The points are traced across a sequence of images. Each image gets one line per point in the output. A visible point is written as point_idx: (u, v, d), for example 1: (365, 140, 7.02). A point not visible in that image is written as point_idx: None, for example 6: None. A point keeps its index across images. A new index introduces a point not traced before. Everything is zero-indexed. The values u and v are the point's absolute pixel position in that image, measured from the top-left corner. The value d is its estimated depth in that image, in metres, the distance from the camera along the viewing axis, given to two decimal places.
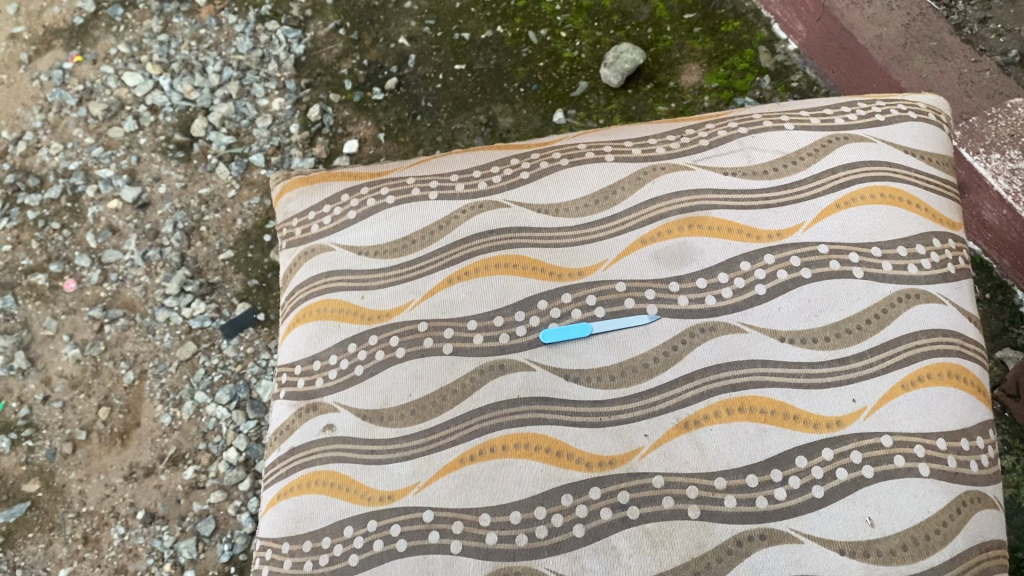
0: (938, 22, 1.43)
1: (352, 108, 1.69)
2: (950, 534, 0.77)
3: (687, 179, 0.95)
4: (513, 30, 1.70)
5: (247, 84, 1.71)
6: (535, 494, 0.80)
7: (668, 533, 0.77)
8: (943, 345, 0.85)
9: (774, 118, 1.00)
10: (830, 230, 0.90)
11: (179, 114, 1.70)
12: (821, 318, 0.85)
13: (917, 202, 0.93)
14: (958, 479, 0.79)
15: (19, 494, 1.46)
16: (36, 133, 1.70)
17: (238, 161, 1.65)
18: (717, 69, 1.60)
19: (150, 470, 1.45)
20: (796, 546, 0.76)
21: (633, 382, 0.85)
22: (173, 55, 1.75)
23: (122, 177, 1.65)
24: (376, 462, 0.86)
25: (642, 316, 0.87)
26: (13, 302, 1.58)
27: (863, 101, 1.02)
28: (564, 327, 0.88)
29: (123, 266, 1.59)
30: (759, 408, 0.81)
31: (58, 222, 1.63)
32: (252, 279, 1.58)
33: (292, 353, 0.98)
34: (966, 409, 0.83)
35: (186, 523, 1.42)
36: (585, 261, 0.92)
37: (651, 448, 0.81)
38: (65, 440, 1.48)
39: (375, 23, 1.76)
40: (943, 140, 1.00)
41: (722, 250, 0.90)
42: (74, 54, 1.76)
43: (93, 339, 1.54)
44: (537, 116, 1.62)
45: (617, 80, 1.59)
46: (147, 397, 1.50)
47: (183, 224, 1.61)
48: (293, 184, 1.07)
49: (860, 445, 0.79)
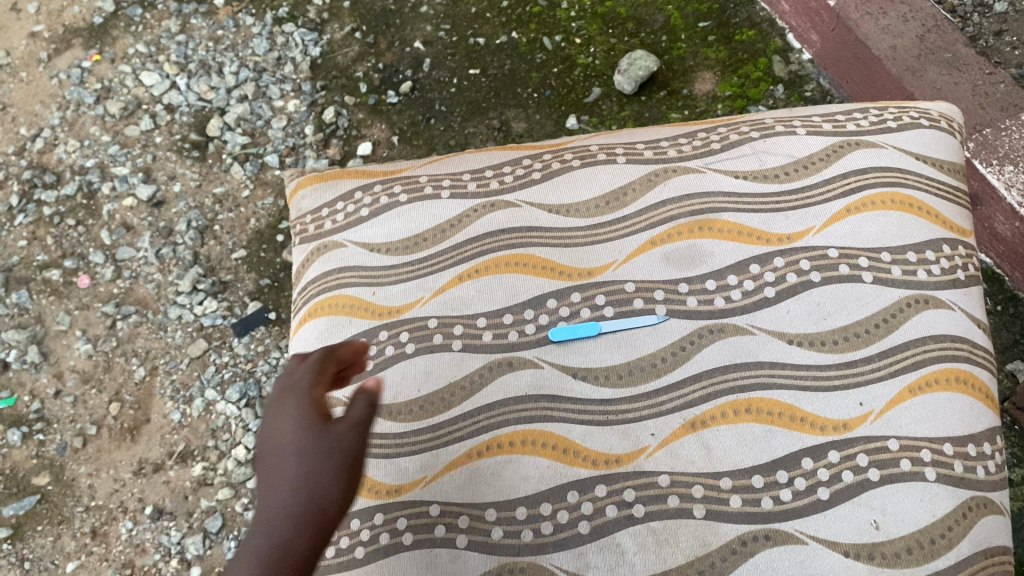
0: (952, 34, 1.42)
1: (367, 111, 1.69)
2: (955, 538, 0.77)
3: (699, 181, 0.95)
4: (528, 36, 1.71)
5: (263, 85, 1.72)
6: (541, 490, 0.81)
7: (674, 531, 0.77)
8: (951, 350, 0.85)
9: (786, 122, 1.00)
10: (840, 235, 0.90)
11: (195, 114, 1.71)
12: (829, 322, 0.86)
13: (928, 209, 0.93)
14: (964, 484, 0.79)
15: (28, 487, 1.47)
16: (53, 130, 1.72)
17: (253, 161, 1.66)
18: (731, 77, 1.60)
19: (158, 466, 1.46)
20: (801, 546, 0.76)
21: (641, 381, 0.85)
22: (190, 56, 1.77)
23: (138, 175, 1.66)
24: (383, 455, 0.87)
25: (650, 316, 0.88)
26: (27, 297, 1.59)
27: (876, 107, 1.02)
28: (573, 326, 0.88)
29: (136, 264, 1.60)
30: (765, 410, 0.82)
31: (74, 218, 1.64)
32: (264, 278, 1.59)
33: (302, 348, 0.98)
34: (974, 415, 0.83)
35: (193, 520, 1.42)
36: (595, 261, 0.92)
37: (657, 447, 0.82)
38: (76, 434, 1.49)
39: (391, 27, 1.77)
40: (955, 148, 1.00)
41: (731, 253, 0.90)
42: (93, 53, 1.78)
43: (105, 335, 1.56)
44: (550, 121, 1.62)
45: (631, 86, 1.59)
46: (157, 393, 1.51)
47: (196, 223, 1.62)
48: (307, 181, 1.08)
49: (866, 448, 0.80)
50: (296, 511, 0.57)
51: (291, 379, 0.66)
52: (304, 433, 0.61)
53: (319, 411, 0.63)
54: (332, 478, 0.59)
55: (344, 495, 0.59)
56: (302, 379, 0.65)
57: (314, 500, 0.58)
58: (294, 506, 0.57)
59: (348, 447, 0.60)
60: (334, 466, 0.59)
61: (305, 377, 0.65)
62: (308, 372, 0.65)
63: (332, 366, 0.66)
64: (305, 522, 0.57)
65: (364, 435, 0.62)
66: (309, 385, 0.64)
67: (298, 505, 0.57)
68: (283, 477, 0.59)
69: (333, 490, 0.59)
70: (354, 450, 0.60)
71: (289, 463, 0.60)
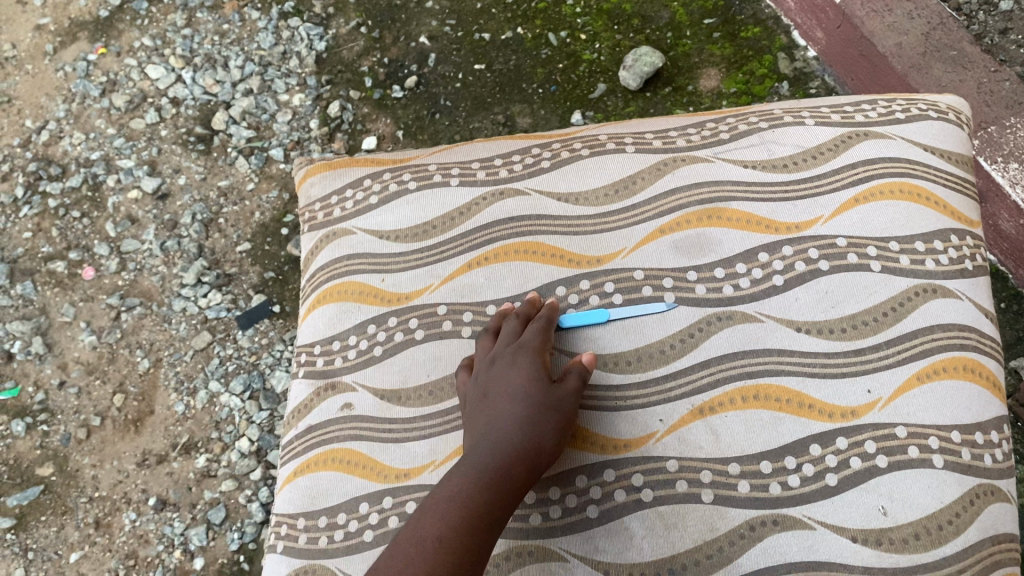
0: (958, 31, 1.43)
1: (372, 105, 1.69)
2: (963, 525, 0.77)
3: (708, 170, 0.96)
4: (533, 31, 1.70)
5: (268, 79, 1.72)
6: (550, 474, 0.81)
7: (682, 516, 0.78)
8: (959, 339, 0.86)
9: (795, 113, 1.01)
10: (849, 224, 0.90)
11: (200, 107, 1.71)
12: (837, 310, 0.86)
13: (937, 199, 0.93)
14: (971, 472, 0.79)
15: (32, 477, 1.48)
16: (59, 123, 1.72)
17: (258, 155, 1.66)
18: (736, 75, 1.60)
19: (162, 457, 1.46)
20: (809, 531, 0.76)
21: (649, 367, 0.85)
22: (196, 49, 1.76)
23: (143, 167, 1.66)
24: (393, 440, 0.87)
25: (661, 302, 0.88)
26: (31, 289, 1.59)
27: (884, 99, 1.02)
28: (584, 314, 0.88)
29: (142, 256, 1.60)
30: (774, 397, 0.82)
31: (79, 211, 1.65)
32: (269, 271, 1.59)
33: (311, 334, 0.98)
34: (981, 404, 0.83)
35: (197, 511, 1.43)
36: (604, 249, 0.93)
37: (666, 432, 0.82)
38: (80, 426, 1.50)
39: (396, 22, 1.77)
40: (963, 140, 1.00)
41: (740, 242, 0.90)
42: (98, 46, 1.78)
43: (109, 326, 1.56)
44: (555, 117, 1.63)
45: (636, 82, 1.59)
46: (162, 385, 1.51)
47: (201, 216, 1.62)
48: (316, 169, 1.08)
49: (874, 435, 0.80)
50: (528, 442, 0.75)
51: (518, 339, 0.84)
52: (541, 390, 0.78)
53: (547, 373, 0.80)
54: (556, 426, 0.77)
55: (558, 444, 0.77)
56: (531, 343, 0.82)
57: (534, 441, 0.75)
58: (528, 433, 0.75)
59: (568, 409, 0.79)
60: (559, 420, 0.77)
61: (534, 343, 0.83)
62: (535, 339, 0.83)
63: (552, 342, 0.84)
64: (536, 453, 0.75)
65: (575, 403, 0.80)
66: (539, 349, 0.82)
67: (530, 436, 0.75)
68: (513, 413, 0.76)
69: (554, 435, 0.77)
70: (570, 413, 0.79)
71: (520, 405, 0.77)
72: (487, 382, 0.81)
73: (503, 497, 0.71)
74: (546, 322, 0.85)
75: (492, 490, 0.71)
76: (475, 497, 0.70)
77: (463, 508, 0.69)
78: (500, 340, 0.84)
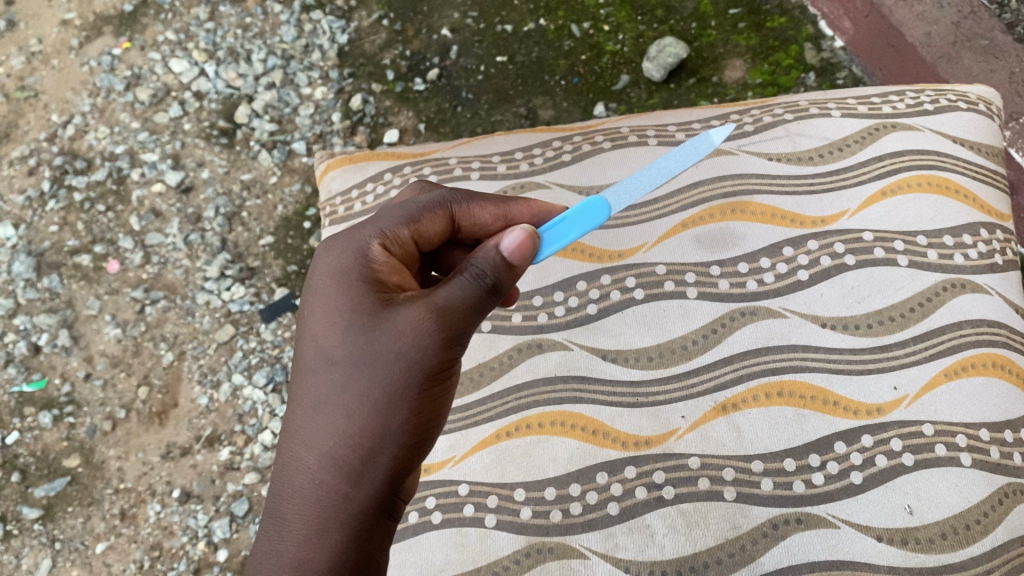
0: (989, 20, 1.44)
1: (394, 98, 1.61)
2: (991, 524, 0.75)
3: (733, 164, 0.94)
4: (556, 23, 1.62)
5: (291, 72, 1.64)
6: (571, 470, 0.81)
7: (704, 514, 0.77)
8: (989, 334, 0.84)
9: (821, 104, 0.99)
10: (875, 218, 0.89)
11: (223, 101, 1.63)
12: (862, 306, 0.84)
13: (966, 192, 0.91)
14: (1000, 471, 0.78)
15: (59, 468, 1.42)
16: (84, 117, 1.63)
17: (281, 149, 1.58)
18: (762, 65, 1.52)
19: (186, 450, 1.41)
20: (833, 530, 0.75)
21: (671, 362, 0.85)
22: (219, 43, 1.67)
23: (166, 161, 1.58)
24: None
25: (720, 132, 0.69)
26: (58, 282, 1.52)
27: (912, 90, 1.00)
28: (561, 215, 0.71)
29: (166, 249, 1.53)
30: (798, 394, 0.81)
31: (104, 204, 1.56)
32: (291, 264, 1.52)
33: None
34: (1012, 401, 0.81)
35: (220, 504, 1.38)
36: (625, 244, 0.92)
37: (688, 429, 0.81)
38: (105, 418, 1.43)
39: (418, 14, 1.68)
40: (994, 131, 0.98)
41: (764, 235, 0.89)
42: (123, 40, 1.69)
43: (134, 319, 1.49)
44: (577, 109, 1.55)
45: (659, 74, 1.51)
46: (186, 378, 1.45)
47: (224, 210, 1.55)
48: (337, 163, 1.09)
49: (899, 433, 0.79)
50: (333, 476, 0.66)
51: (362, 277, 0.71)
52: (356, 370, 0.67)
53: (375, 321, 0.68)
54: (386, 403, 0.66)
55: (403, 427, 0.67)
56: (356, 276, 0.71)
57: (380, 427, 0.66)
58: (332, 468, 0.66)
59: (412, 379, 0.67)
60: (389, 392, 0.66)
61: (363, 274, 0.71)
62: (369, 263, 0.73)
63: (391, 271, 0.73)
64: (359, 465, 0.66)
65: (452, 327, 0.68)
66: (379, 278, 0.72)
67: (357, 448, 0.66)
68: (353, 405, 0.67)
69: (389, 435, 0.66)
70: (428, 367, 0.67)
71: (355, 389, 0.67)
72: (324, 347, 0.70)
73: (361, 507, 0.66)
74: (388, 266, 0.73)
75: (312, 545, 0.65)
76: (316, 544, 0.65)
77: (309, 534, 0.66)
78: (351, 272, 0.72)
